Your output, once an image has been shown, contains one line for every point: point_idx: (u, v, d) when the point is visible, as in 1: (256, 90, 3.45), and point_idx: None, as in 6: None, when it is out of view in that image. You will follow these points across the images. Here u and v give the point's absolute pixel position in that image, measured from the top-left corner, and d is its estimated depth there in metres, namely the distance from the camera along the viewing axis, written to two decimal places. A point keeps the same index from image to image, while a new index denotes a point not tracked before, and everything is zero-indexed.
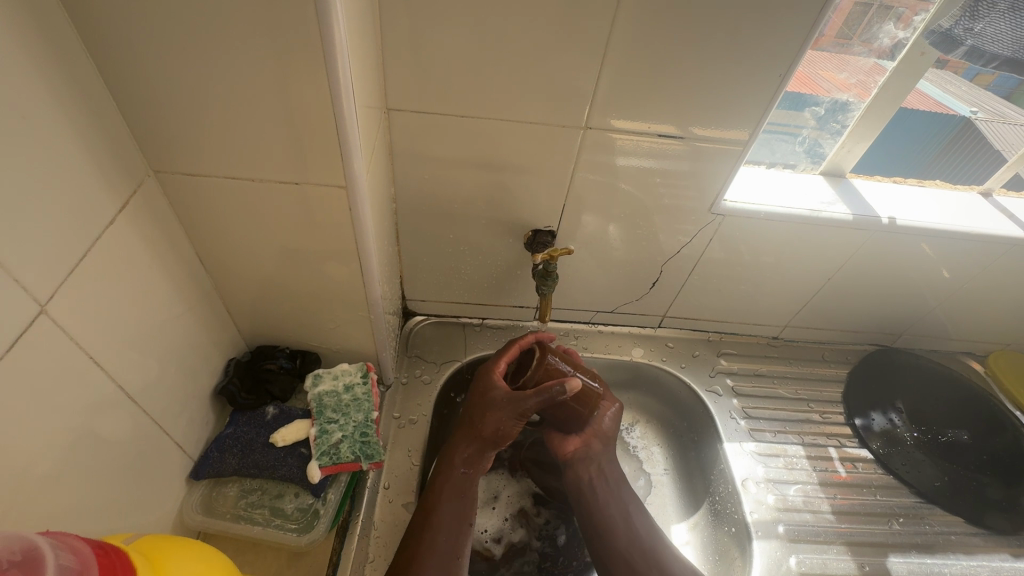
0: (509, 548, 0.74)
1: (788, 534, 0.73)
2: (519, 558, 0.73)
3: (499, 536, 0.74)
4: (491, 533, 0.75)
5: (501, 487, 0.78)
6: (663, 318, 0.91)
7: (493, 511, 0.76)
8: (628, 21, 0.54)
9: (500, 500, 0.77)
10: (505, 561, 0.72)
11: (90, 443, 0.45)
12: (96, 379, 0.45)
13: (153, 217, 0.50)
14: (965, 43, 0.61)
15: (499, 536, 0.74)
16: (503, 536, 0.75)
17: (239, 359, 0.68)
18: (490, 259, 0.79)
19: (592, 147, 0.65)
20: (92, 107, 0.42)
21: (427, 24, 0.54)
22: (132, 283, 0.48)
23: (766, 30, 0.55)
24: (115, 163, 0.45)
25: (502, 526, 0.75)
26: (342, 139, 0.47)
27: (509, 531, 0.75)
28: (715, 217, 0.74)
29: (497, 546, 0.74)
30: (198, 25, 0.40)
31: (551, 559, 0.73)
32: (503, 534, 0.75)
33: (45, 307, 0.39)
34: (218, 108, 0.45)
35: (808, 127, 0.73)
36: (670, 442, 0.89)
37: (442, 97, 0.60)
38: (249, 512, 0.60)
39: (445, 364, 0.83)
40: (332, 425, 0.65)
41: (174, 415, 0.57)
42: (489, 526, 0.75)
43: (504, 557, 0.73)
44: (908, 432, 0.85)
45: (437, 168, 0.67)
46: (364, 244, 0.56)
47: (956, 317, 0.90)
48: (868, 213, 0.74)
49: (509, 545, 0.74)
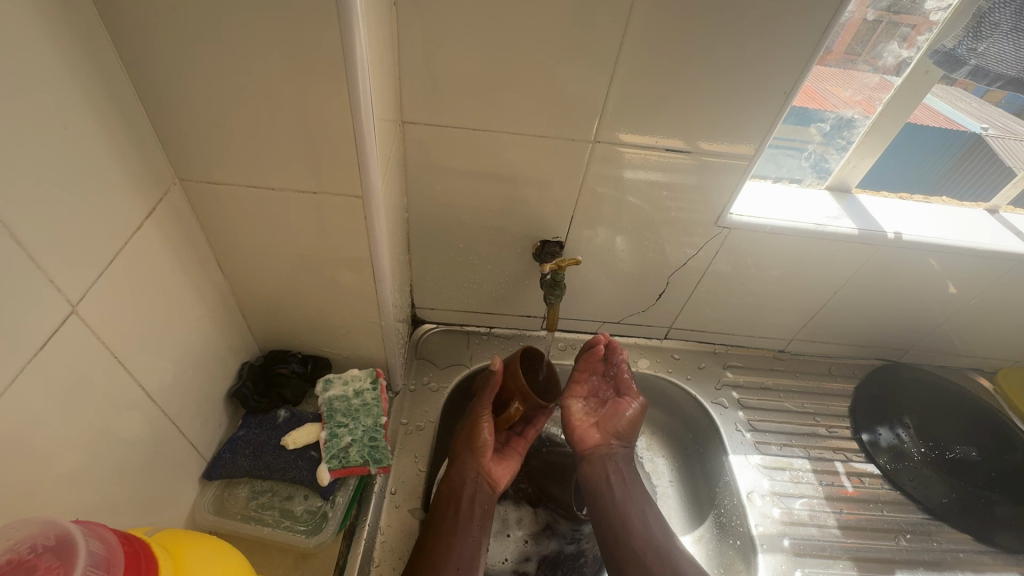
0: (541, 562, 0.73)
1: (793, 547, 0.73)
2: (554, 567, 0.73)
3: (525, 556, 0.74)
4: (513, 559, 0.73)
5: (509, 512, 0.77)
6: (670, 329, 0.91)
7: (512, 535, 0.75)
8: (637, 38, 0.56)
9: (513, 525, 0.76)
10: None
11: (111, 441, 0.46)
12: (120, 378, 0.47)
13: (177, 223, 0.52)
14: (969, 63, 0.61)
15: (525, 555, 0.74)
16: (530, 555, 0.74)
17: (252, 363, 0.69)
18: (500, 269, 0.80)
19: (601, 160, 0.67)
20: (125, 117, 0.44)
21: (442, 39, 0.56)
22: (154, 287, 0.50)
23: (770, 48, 0.57)
24: (142, 170, 0.47)
25: (525, 547, 0.74)
26: (361, 149, 0.48)
27: (537, 546, 0.75)
28: (721, 230, 0.75)
29: (529, 564, 0.73)
30: (226, 40, 0.42)
31: (586, 556, 0.74)
32: (531, 550, 0.74)
33: (76, 307, 0.41)
34: (244, 118, 0.47)
35: (814, 143, 0.74)
36: (675, 454, 0.89)
37: (455, 110, 0.62)
38: (259, 513, 0.62)
39: (452, 372, 0.84)
40: (342, 429, 0.66)
41: (189, 415, 0.58)
42: (509, 553, 0.73)
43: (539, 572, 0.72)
44: (916, 447, 0.83)
45: (449, 178, 0.69)
46: (377, 252, 0.58)
47: (964, 333, 0.90)
48: (875, 229, 0.74)
49: (539, 560, 0.73)
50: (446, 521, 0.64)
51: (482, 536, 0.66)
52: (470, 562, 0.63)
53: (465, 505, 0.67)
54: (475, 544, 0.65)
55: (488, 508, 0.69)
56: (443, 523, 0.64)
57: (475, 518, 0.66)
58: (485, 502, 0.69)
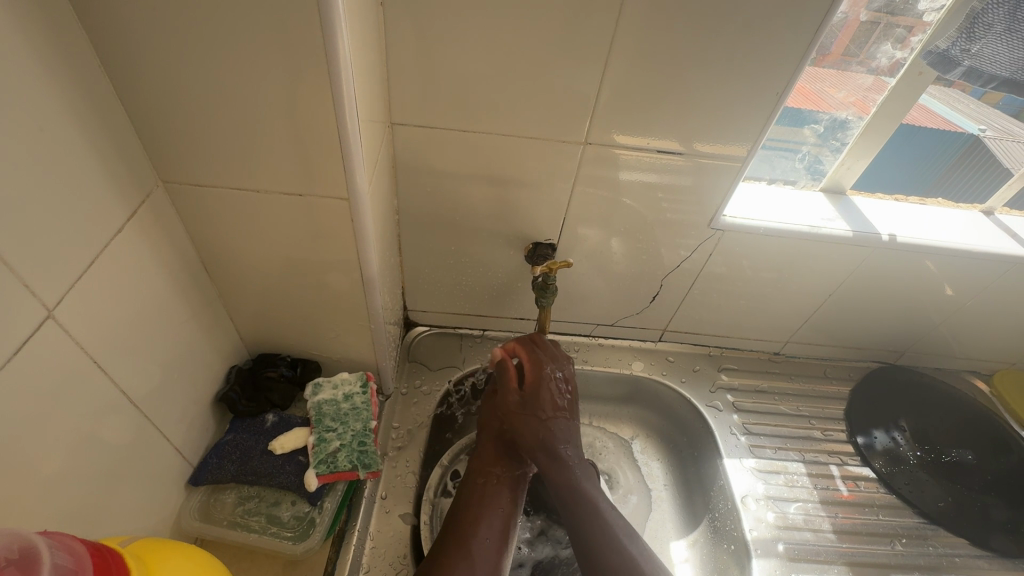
0: (535, 568, 0.73)
1: (788, 553, 0.72)
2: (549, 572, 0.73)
3: (520, 562, 0.73)
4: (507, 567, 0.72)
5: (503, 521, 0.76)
6: (664, 331, 0.91)
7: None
8: (627, 38, 0.56)
9: None
10: None
11: (92, 448, 0.46)
12: (101, 384, 0.46)
13: (161, 226, 0.52)
14: (963, 63, 0.62)
15: (519, 561, 0.73)
16: (524, 561, 0.73)
17: (241, 367, 0.68)
18: (492, 271, 0.80)
19: (592, 161, 0.66)
20: (106, 119, 0.44)
21: (431, 39, 0.56)
22: (137, 292, 0.49)
23: (762, 47, 0.56)
24: (124, 173, 0.46)
25: (519, 553, 0.74)
26: (346, 151, 0.48)
27: (531, 552, 0.74)
28: (714, 232, 0.74)
29: (523, 571, 0.72)
30: (207, 41, 0.41)
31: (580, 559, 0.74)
32: (525, 556, 0.73)
33: (53, 312, 0.40)
34: (226, 119, 0.46)
35: (809, 144, 0.73)
36: (670, 457, 0.87)
37: (445, 111, 0.62)
38: (245, 519, 0.61)
39: (444, 375, 0.83)
40: (330, 433, 0.66)
41: (175, 420, 0.57)
42: None
43: None
44: (911, 450, 0.84)
45: (439, 180, 0.68)
46: (364, 255, 0.57)
47: (960, 335, 0.89)
48: (869, 231, 0.74)
49: (534, 566, 0.73)
50: (474, 495, 0.65)
51: (513, 507, 0.66)
52: (501, 535, 0.63)
53: (492, 478, 0.67)
54: (507, 515, 0.65)
55: (519, 483, 0.69)
56: (471, 497, 0.65)
57: (504, 491, 0.66)
58: (516, 475, 0.69)
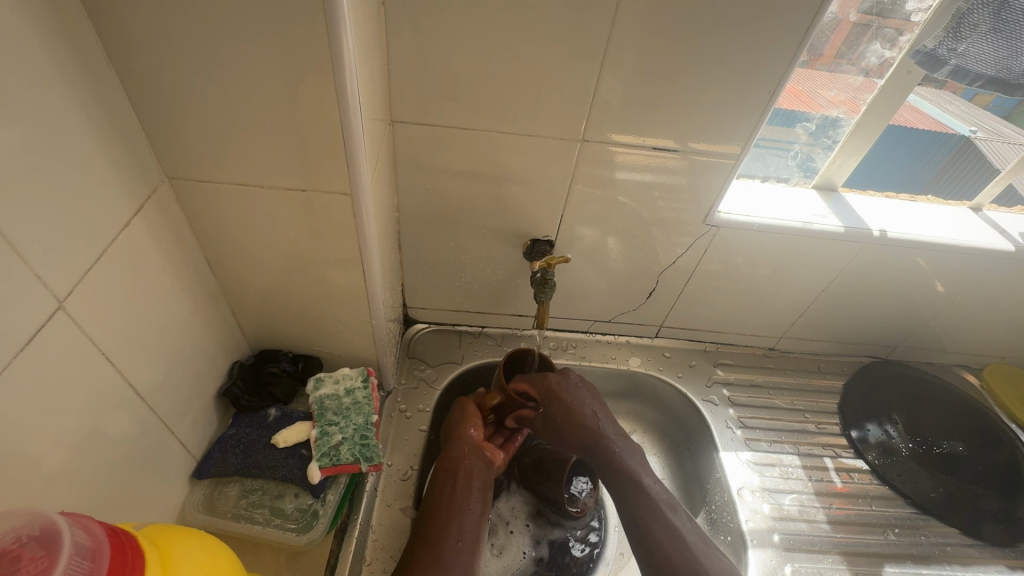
0: (553, 542, 0.75)
1: (783, 542, 0.74)
2: (567, 544, 0.75)
3: (537, 541, 0.75)
4: (529, 549, 0.74)
5: (504, 509, 0.76)
6: (661, 328, 0.92)
7: (515, 529, 0.75)
8: (623, 38, 0.57)
9: (512, 519, 0.76)
10: (557, 556, 0.74)
11: (99, 438, 0.47)
12: (108, 375, 0.47)
13: (165, 221, 0.52)
14: (949, 63, 0.63)
15: (536, 540, 0.75)
16: (540, 538, 0.75)
17: (243, 362, 0.69)
18: (490, 268, 0.81)
19: (590, 160, 0.67)
20: (112, 114, 0.45)
21: (431, 38, 0.57)
22: (143, 285, 0.50)
23: (754, 47, 0.58)
24: (130, 167, 0.47)
25: (533, 532, 0.75)
26: (349, 147, 0.49)
27: (544, 529, 0.76)
28: (709, 228, 0.75)
29: (541, 549, 0.74)
30: (213, 38, 0.42)
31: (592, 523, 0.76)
32: (540, 536, 0.75)
33: (63, 303, 0.41)
34: (231, 116, 0.47)
35: (800, 142, 0.75)
36: (668, 451, 0.89)
37: (444, 109, 0.62)
38: (249, 511, 0.62)
39: (443, 371, 0.84)
40: (333, 427, 0.67)
41: (179, 414, 0.58)
42: (522, 547, 0.74)
43: (555, 551, 0.74)
44: (904, 443, 0.85)
45: (438, 177, 0.69)
46: (366, 250, 0.58)
47: (951, 330, 0.91)
48: (859, 226, 0.75)
49: (551, 541, 0.75)
50: (444, 497, 0.63)
51: (483, 507, 0.64)
52: (474, 537, 0.61)
53: (463, 480, 0.65)
54: (478, 515, 0.62)
55: (488, 483, 0.66)
56: (440, 499, 0.63)
57: (474, 491, 0.64)
58: (486, 479, 0.66)
